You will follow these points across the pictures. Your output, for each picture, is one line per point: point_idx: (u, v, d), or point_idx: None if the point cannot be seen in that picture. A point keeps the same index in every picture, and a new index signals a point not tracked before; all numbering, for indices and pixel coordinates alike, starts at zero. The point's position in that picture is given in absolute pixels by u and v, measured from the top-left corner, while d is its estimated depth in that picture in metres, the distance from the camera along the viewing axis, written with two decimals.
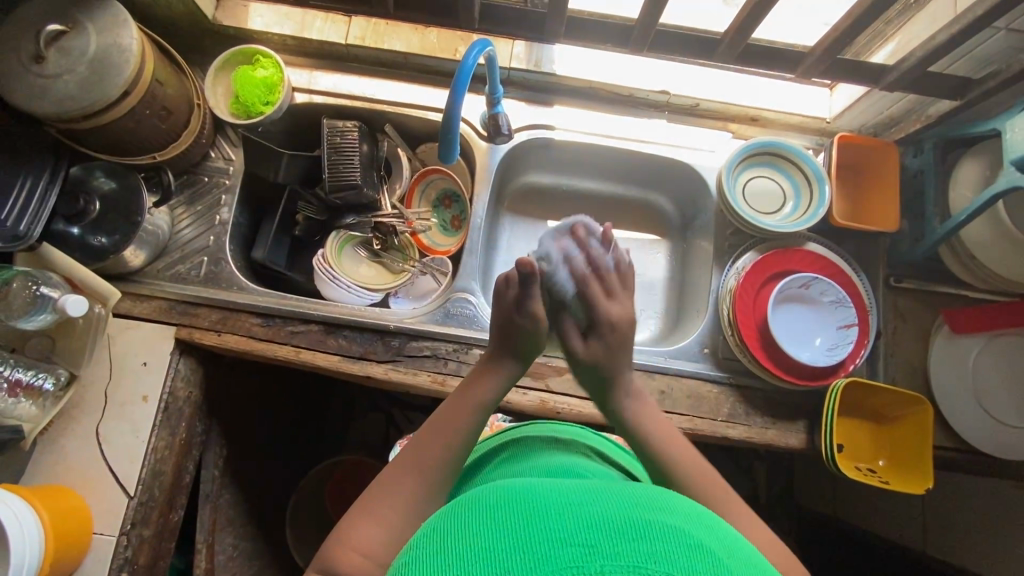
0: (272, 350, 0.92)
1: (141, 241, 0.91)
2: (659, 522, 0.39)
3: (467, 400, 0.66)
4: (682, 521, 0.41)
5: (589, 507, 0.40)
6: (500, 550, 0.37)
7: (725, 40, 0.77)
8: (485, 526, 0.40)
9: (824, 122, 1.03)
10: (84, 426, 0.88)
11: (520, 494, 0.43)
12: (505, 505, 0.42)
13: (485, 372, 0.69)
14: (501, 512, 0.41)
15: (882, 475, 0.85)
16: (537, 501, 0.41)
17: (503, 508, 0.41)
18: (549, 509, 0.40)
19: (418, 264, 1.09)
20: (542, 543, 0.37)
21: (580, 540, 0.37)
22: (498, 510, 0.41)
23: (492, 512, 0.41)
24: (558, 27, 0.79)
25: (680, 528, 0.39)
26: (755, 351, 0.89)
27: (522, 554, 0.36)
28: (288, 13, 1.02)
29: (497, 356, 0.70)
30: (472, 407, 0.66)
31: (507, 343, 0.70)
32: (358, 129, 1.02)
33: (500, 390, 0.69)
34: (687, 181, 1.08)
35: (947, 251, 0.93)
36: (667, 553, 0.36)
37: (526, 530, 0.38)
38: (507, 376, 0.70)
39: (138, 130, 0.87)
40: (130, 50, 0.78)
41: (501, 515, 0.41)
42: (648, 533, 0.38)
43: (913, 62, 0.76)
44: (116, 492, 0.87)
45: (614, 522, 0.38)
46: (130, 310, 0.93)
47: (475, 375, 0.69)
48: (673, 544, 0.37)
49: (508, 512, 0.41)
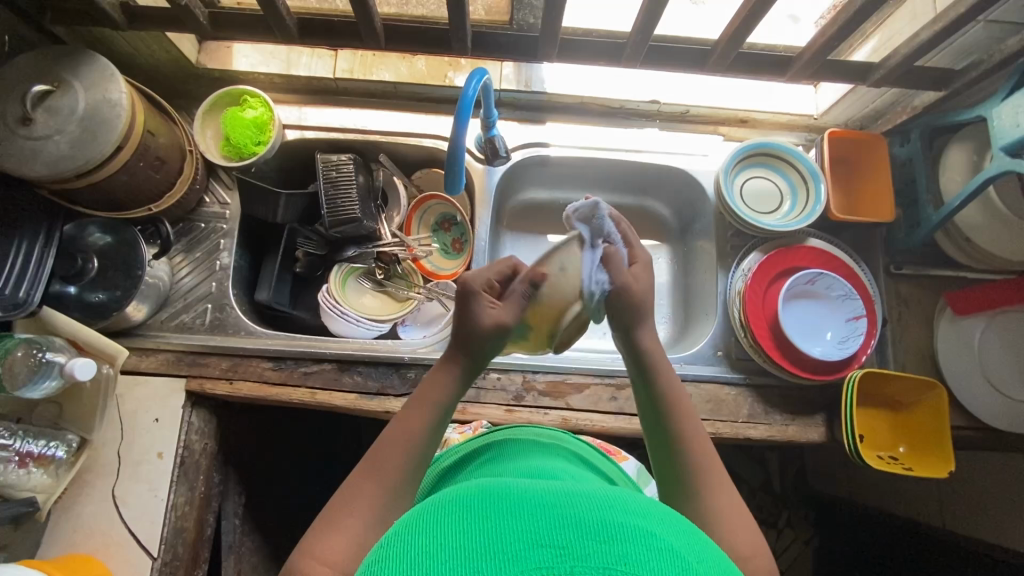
0: (286, 393, 0.91)
1: (144, 295, 0.90)
2: (632, 524, 0.40)
3: (426, 404, 0.63)
4: (653, 525, 0.42)
5: (564, 508, 0.41)
6: (475, 545, 0.38)
7: (717, 50, 0.78)
8: (460, 526, 0.40)
9: (811, 119, 1.05)
10: (99, 490, 0.86)
11: (500, 493, 0.44)
12: (485, 502, 0.43)
13: (441, 371, 0.65)
14: (479, 509, 0.42)
15: (904, 462, 0.87)
16: (516, 499, 0.42)
17: (481, 505, 0.42)
18: (527, 509, 0.41)
19: (423, 290, 1.08)
20: (517, 542, 0.38)
21: (551, 542, 0.38)
22: (475, 508, 0.42)
23: (468, 512, 0.41)
24: (551, 50, 0.79)
25: (653, 531, 0.41)
26: (767, 347, 0.90)
27: (497, 552, 0.37)
28: (272, 52, 1.02)
29: (453, 354, 0.65)
30: (431, 410, 0.62)
31: (462, 343, 0.65)
32: (353, 161, 1.01)
33: (457, 388, 0.65)
34: (683, 187, 1.09)
35: (943, 235, 0.96)
36: (638, 554, 0.38)
37: (503, 529, 0.39)
38: (464, 374, 0.66)
39: (132, 183, 0.85)
40: (120, 105, 0.77)
41: (481, 512, 0.41)
42: (621, 535, 0.39)
43: (900, 59, 0.78)
44: (139, 554, 0.84)
45: (589, 523, 0.39)
46: (136, 365, 0.91)
47: (431, 378, 0.65)
48: (643, 547, 0.38)
49: (486, 509, 0.42)
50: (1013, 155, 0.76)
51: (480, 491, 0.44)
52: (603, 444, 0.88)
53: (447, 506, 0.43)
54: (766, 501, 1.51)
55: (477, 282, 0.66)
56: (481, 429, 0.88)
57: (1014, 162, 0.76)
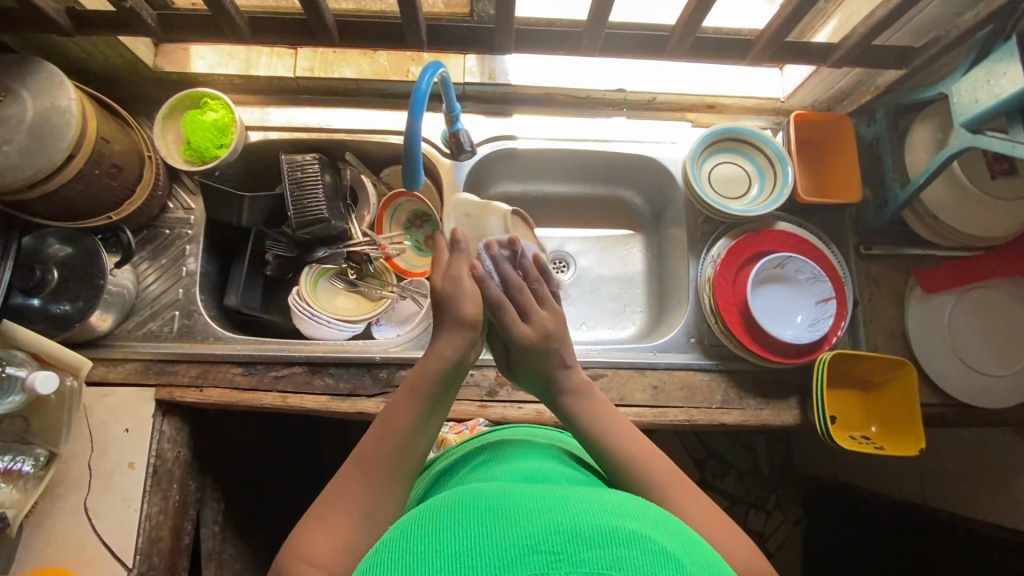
0: (258, 399, 0.90)
1: (108, 303, 0.88)
2: (625, 530, 0.41)
3: (412, 395, 0.64)
4: (647, 528, 0.43)
5: (559, 514, 0.42)
6: (473, 554, 0.39)
7: (674, 36, 0.78)
8: (458, 533, 0.42)
9: (778, 102, 1.05)
10: (71, 503, 0.85)
11: (497, 503, 0.45)
12: (483, 511, 0.44)
13: (430, 357, 0.67)
14: (476, 517, 0.43)
15: (876, 441, 0.87)
16: (511, 508, 0.44)
17: (480, 514, 0.44)
18: (524, 515, 0.42)
19: (396, 289, 1.08)
20: (514, 550, 0.39)
21: (547, 549, 0.39)
22: (473, 516, 0.43)
23: (466, 520, 0.43)
24: (508, 41, 0.78)
25: (647, 535, 0.42)
26: (738, 332, 0.90)
27: (495, 560, 0.38)
28: (230, 52, 1.00)
29: (443, 330, 0.69)
30: (418, 401, 0.63)
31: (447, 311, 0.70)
32: (318, 160, 1.00)
33: (444, 373, 0.66)
34: (653, 175, 1.08)
35: (910, 214, 0.96)
36: (632, 559, 0.38)
37: (501, 536, 0.40)
38: (448, 358, 0.66)
39: (89, 192, 0.84)
40: (70, 112, 0.76)
41: (479, 520, 0.43)
42: (614, 540, 0.40)
43: (858, 38, 0.78)
44: (113, 565, 0.84)
45: (584, 529, 0.40)
46: (103, 376, 0.90)
47: (419, 366, 0.66)
48: (638, 551, 0.39)
49: (484, 516, 0.43)
50: (975, 131, 0.76)
51: (479, 502, 0.46)
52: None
53: (447, 515, 0.44)
54: (753, 485, 1.52)
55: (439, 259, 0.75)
56: (477, 427, 0.90)
57: (976, 138, 0.76)
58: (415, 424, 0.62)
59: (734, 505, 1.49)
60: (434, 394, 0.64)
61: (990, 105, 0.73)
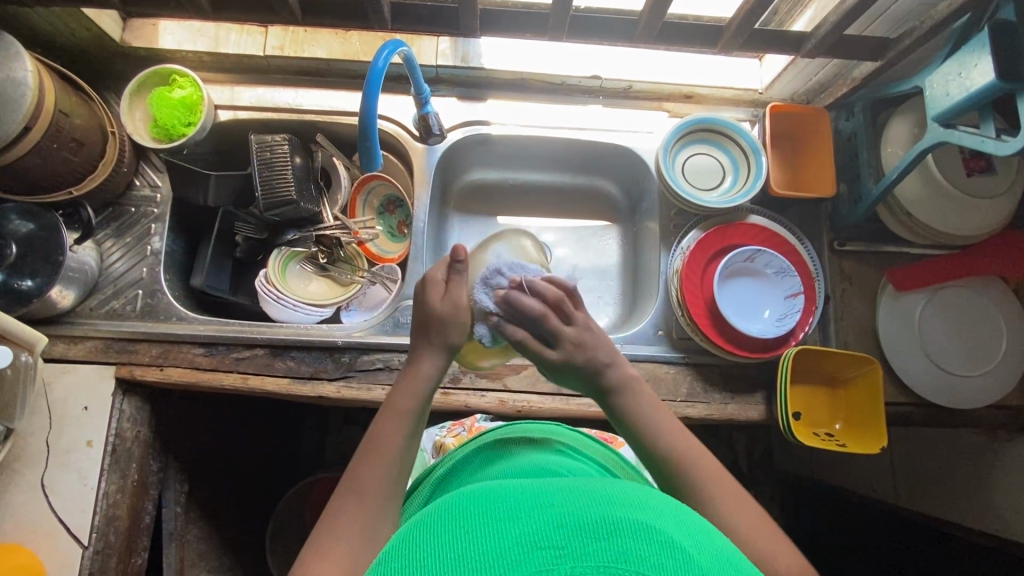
0: (218, 379, 0.89)
1: (69, 279, 0.87)
2: (630, 520, 0.41)
3: (395, 416, 0.61)
4: (651, 517, 0.43)
5: (561, 510, 0.42)
6: (476, 551, 0.39)
7: (642, 21, 0.76)
8: (459, 532, 0.41)
9: (756, 93, 1.03)
10: (28, 479, 0.85)
11: (499, 501, 0.45)
12: (484, 511, 0.44)
13: (410, 379, 0.64)
14: (476, 517, 0.43)
15: (839, 439, 0.86)
16: (511, 507, 0.44)
17: (480, 514, 0.43)
18: (526, 512, 0.42)
19: (367, 274, 1.07)
20: (518, 547, 0.39)
21: (550, 543, 0.39)
22: (473, 517, 0.43)
23: (466, 520, 0.43)
24: (472, 22, 0.77)
25: (652, 525, 0.41)
26: (705, 326, 0.89)
27: (498, 556, 0.38)
28: (200, 29, 0.98)
29: (420, 350, 0.67)
30: (400, 422, 0.61)
31: (432, 327, 0.67)
32: (289, 142, 0.99)
33: (425, 392, 0.64)
34: (628, 165, 1.07)
35: (884, 210, 0.94)
36: (640, 551, 0.38)
37: (503, 533, 0.40)
38: (431, 377, 0.65)
39: (48, 166, 0.83)
40: (25, 84, 0.75)
41: (481, 519, 0.42)
42: (619, 530, 0.40)
43: (829, 28, 0.76)
44: (71, 542, 0.84)
45: (588, 523, 0.40)
46: (64, 353, 0.90)
47: (400, 386, 0.64)
48: (643, 541, 0.39)
49: (484, 516, 0.43)
50: (946, 126, 0.75)
51: (481, 503, 0.45)
52: (601, 435, 0.93)
53: (449, 516, 0.44)
54: None
55: (433, 273, 0.70)
56: (476, 426, 0.95)
57: (948, 132, 0.74)
58: (403, 447, 0.59)
59: None
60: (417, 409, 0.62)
61: (960, 98, 0.71)
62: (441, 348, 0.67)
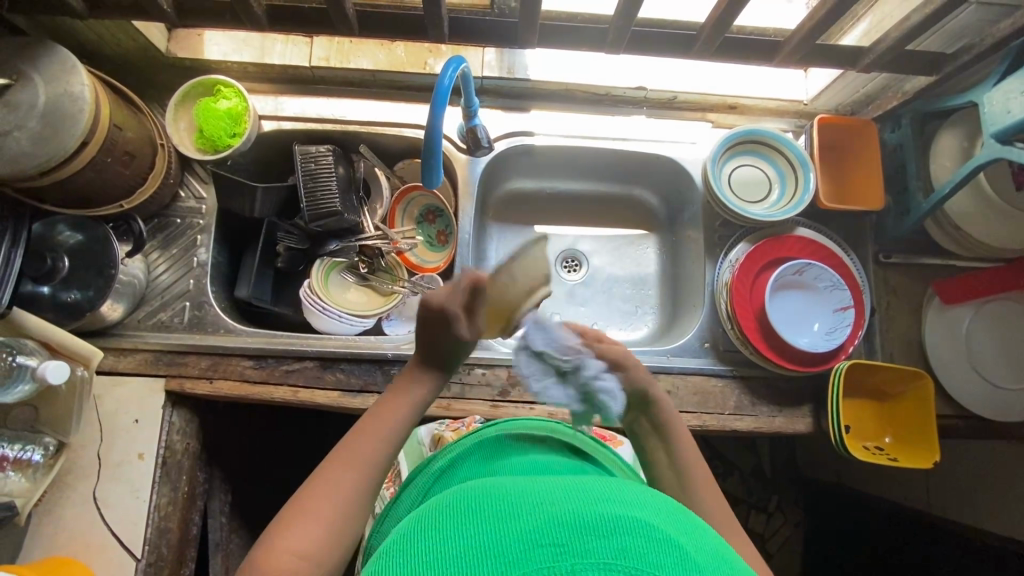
0: (268, 392, 0.90)
1: (119, 293, 0.88)
2: (628, 518, 0.41)
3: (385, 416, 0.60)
4: (651, 515, 0.43)
5: (559, 507, 0.42)
6: (478, 549, 0.39)
7: (702, 35, 0.76)
8: (459, 532, 0.41)
9: (801, 104, 1.03)
10: (80, 493, 0.85)
11: (498, 497, 0.45)
12: (484, 506, 0.44)
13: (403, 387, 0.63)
14: (476, 515, 0.43)
15: (890, 453, 0.87)
16: (509, 505, 0.44)
17: (481, 512, 0.43)
18: (525, 510, 0.42)
19: (407, 284, 1.05)
20: (516, 545, 0.39)
21: (549, 541, 0.39)
22: (471, 515, 0.43)
23: (464, 520, 0.43)
24: (531, 36, 0.77)
25: (653, 524, 0.41)
26: (754, 339, 0.89)
27: (498, 555, 0.38)
28: (245, 40, 0.98)
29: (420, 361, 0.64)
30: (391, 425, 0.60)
31: (432, 342, 0.63)
32: (332, 153, 0.98)
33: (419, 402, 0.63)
34: (670, 174, 1.07)
35: (932, 224, 0.95)
36: (637, 548, 0.38)
37: (502, 531, 0.40)
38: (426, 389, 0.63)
39: (101, 179, 0.82)
40: (82, 98, 0.74)
41: (482, 517, 0.42)
42: (618, 528, 0.40)
43: (890, 44, 0.76)
44: (122, 555, 0.83)
45: (584, 520, 0.40)
46: (113, 366, 0.90)
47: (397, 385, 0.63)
48: (641, 538, 0.39)
49: (483, 514, 0.43)
50: (1004, 142, 0.75)
51: (480, 500, 0.45)
52: (596, 431, 0.92)
53: (446, 512, 0.45)
54: (755, 486, 1.50)
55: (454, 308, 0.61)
56: (474, 425, 0.90)
57: (1005, 149, 0.74)
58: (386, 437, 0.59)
59: (735, 506, 1.48)
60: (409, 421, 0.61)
61: (1022, 116, 0.71)
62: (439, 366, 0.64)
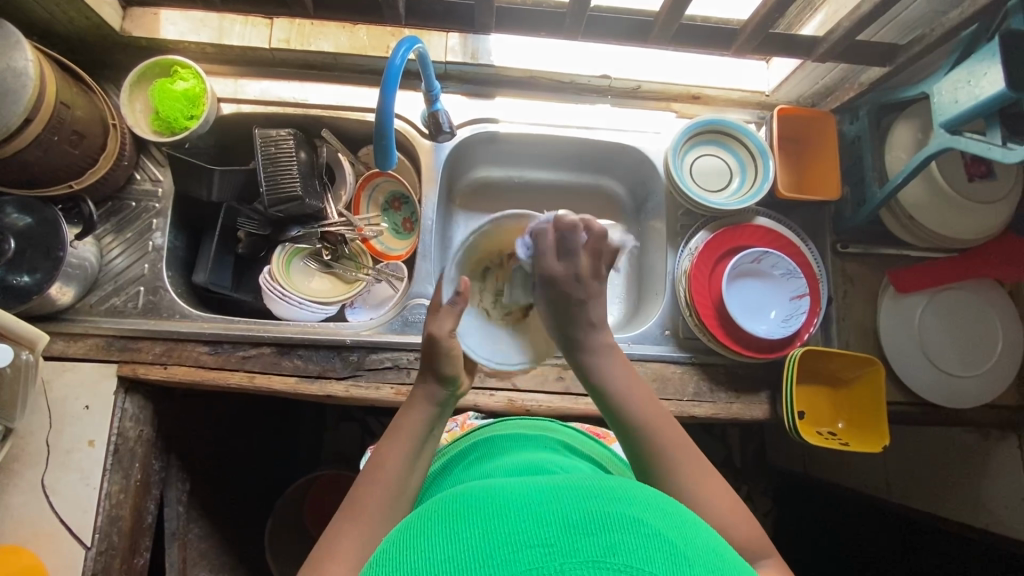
0: (223, 378, 0.88)
1: (69, 276, 0.85)
2: (615, 514, 0.42)
3: (402, 437, 0.64)
4: (637, 509, 0.43)
5: (546, 505, 0.43)
6: (466, 551, 0.40)
7: (658, 22, 0.77)
8: (451, 534, 0.42)
9: (763, 96, 1.04)
10: (26, 479, 0.83)
11: (486, 498, 0.46)
12: (473, 509, 0.44)
13: (416, 404, 0.67)
14: (463, 517, 0.43)
15: (842, 438, 0.88)
16: (496, 505, 0.44)
17: (467, 513, 0.44)
18: (512, 509, 0.43)
19: (372, 272, 1.04)
20: (508, 544, 0.39)
21: (536, 542, 0.39)
22: (459, 517, 0.44)
23: (452, 522, 0.43)
24: (488, 19, 0.77)
25: (639, 518, 0.42)
26: (712, 327, 0.90)
27: (486, 557, 0.39)
28: (203, 20, 0.96)
29: (427, 381, 0.68)
30: (407, 444, 0.63)
31: (427, 359, 0.68)
32: (294, 137, 0.96)
33: (434, 413, 0.67)
34: (634, 164, 1.07)
35: (886, 213, 0.96)
36: (626, 543, 0.39)
37: (495, 531, 0.41)
38: (435, 405, 0.67)
39: (48, 158, 0.81)
40: (26, 73, 0.73)
41: (468, 520, 0.43)
42: (609, 525, 0.40)
43: (842, 33, 0.77)
44: (73, 544, 0.82)
45: (571, 518, 0.41)
46: (63, 351, 0.88)
47: (412, 405, 0.67)
48: (630, 534, 0.40)
49: (471, 516, 0.43)
50: (953, 131, 0.76)
51: (467, 502, 0.46)
52: (590, 428, 0.91)
53: (438, 516, 0.45)
54: (725, 476, 1.51)
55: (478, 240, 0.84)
56: (467, 422, 0.93)
57: (953, 139, 0.76)
58: (414, 453, 0.63)
59: None
60: (423, 435, 0.65)
61: (967, 106, 0.72)
62: (443, 380, 0.67)
